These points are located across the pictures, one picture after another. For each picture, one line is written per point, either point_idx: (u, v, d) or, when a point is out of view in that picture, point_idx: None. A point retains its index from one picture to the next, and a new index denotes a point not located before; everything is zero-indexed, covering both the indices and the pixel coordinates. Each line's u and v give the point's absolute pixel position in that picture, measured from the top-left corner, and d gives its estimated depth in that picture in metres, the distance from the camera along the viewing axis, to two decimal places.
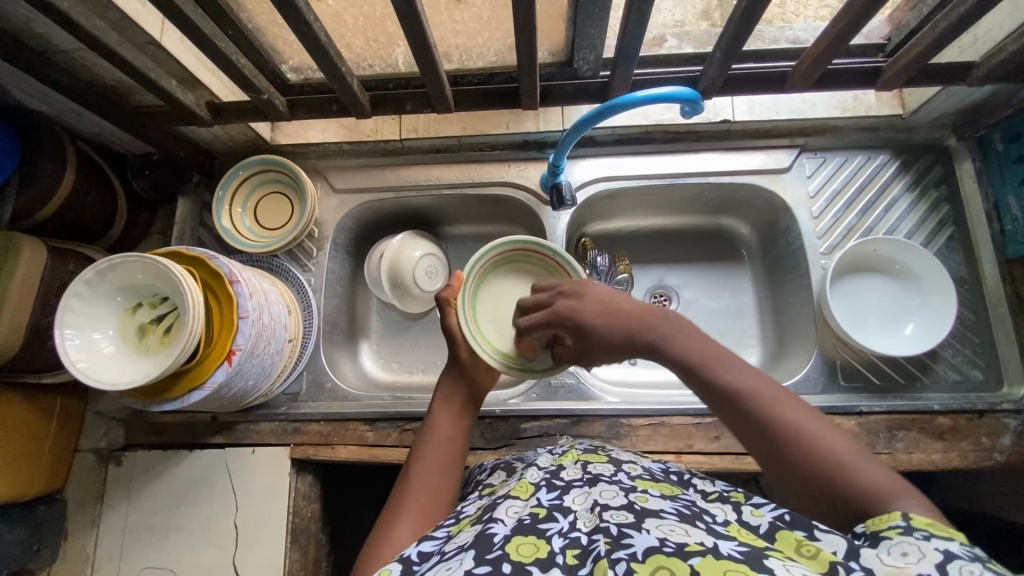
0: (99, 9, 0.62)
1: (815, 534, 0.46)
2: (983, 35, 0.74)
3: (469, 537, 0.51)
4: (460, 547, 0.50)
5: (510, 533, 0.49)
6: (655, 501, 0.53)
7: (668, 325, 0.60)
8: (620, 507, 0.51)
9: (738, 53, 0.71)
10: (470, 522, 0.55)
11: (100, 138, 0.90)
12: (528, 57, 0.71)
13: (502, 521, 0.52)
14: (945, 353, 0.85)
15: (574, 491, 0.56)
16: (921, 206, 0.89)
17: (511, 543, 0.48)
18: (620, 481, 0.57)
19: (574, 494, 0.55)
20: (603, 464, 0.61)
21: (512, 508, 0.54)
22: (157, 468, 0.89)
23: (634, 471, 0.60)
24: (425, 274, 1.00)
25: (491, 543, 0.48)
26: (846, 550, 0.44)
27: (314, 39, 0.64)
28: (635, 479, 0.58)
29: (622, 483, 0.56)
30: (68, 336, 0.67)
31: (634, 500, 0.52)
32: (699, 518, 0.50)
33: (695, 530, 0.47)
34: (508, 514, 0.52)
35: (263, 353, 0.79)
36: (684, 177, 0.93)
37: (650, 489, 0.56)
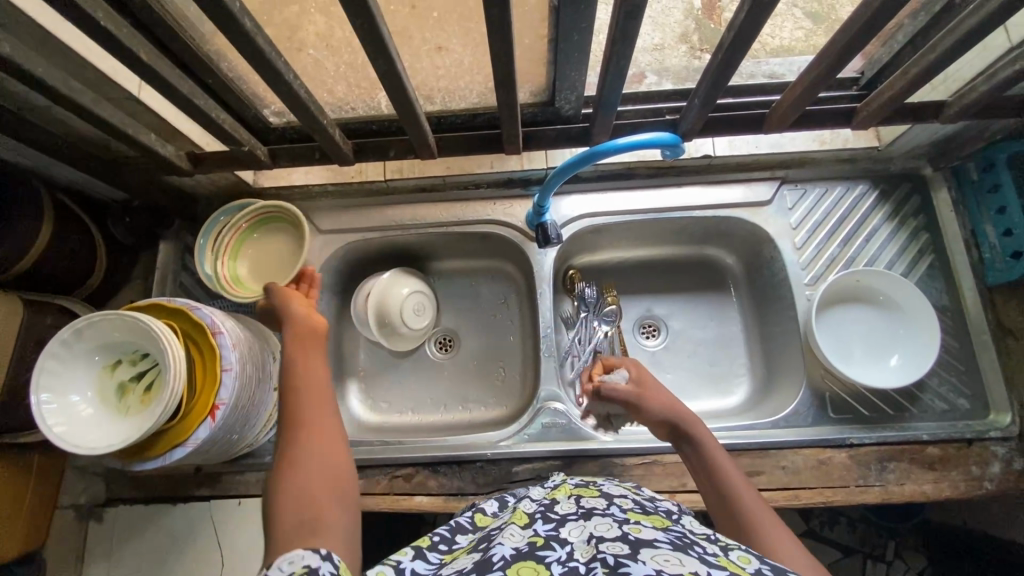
0: (77, 69, 0.61)
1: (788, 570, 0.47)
2: (953, 73, 0.75)
3: (467, 562, 0.52)
4: (458, 570, 0.51)
5: (510, 556, 0.50)
6: (648, 531, 0.52)
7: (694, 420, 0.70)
8: (616, 539, 0.50)
9: (716, 101, 0.72)
10: (465, 550, 0.56)
11: (78, 185, 0.89)
12: (510, 104, 0.72)
13: (503, 545, 0.53)
14: (931, 382, 0.85)
15: (569, 524, 0.55)
16: (902, 234, 0.91)
17: (511, 567, 0.49)
18: (613, 513, 0.56)
19: (570, 527, 0.55)
20: (595, 498, 0.60)
21: (509, 538, 0.54)
22: (140, 524, 0.87)
23: (626, 504, 0.59)
24: (412, 312, 0.99)
25: (491, 563, 0.50)
26: None
27: (294, 95, 0.64)
28: (627, 511, 0.57)
29: (616, 515, 0.55)
30: (45, 402, 0.65)
31: (628, 531, 0.52)
32: (691, 548, 0.49)
33: (687, 560, 0.46)
34: (508, 538, 0.54)
35: (248, 405, 0.78)
36: (668, 212, 0.94)
37: (642, 520, 0.55)
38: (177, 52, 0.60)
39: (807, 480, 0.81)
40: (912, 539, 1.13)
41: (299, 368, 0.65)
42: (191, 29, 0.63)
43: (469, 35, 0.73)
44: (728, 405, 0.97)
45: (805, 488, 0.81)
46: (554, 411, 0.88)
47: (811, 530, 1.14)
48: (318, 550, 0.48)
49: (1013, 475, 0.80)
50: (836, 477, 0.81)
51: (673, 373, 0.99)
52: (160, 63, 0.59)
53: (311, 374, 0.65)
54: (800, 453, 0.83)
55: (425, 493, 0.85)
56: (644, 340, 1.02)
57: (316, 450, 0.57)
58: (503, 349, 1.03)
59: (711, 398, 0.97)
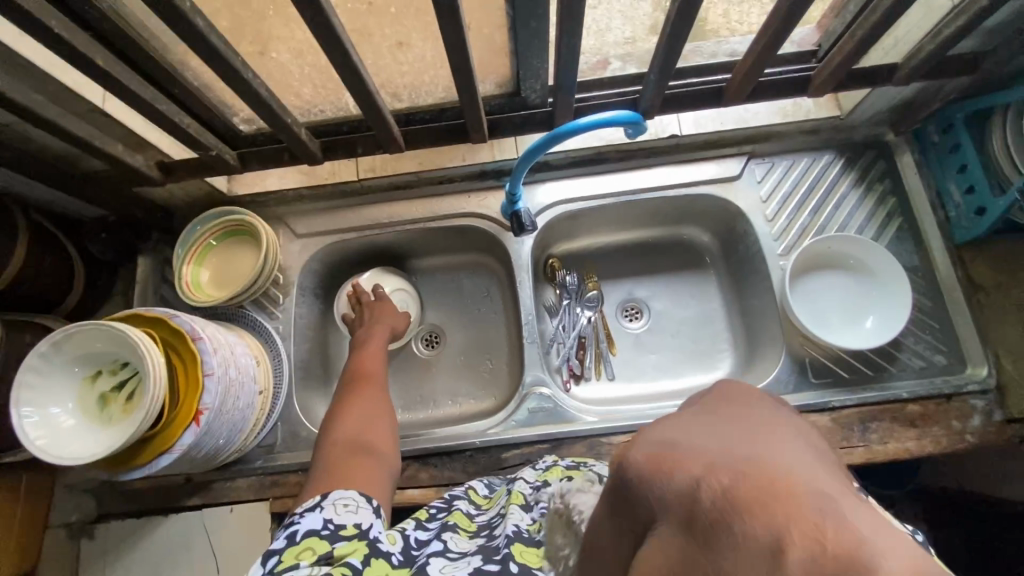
0: (38, 83, 0.62)
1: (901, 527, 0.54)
2: (902, 37, 0.77)
3: (471, 545, 0.57)
4: (464, 551, 0.56)
5: (511, 540, 0.55)
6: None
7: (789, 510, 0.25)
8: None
9: (672, 76, 0.74)
10: (469, 527, 0.61)
11: (52, 206, 0.89)
12: (471, 93, 0.73)
13: (504, 527, 0.58)
14: (908, 342, 0.86)
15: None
16: (869, 200, 0.92)
17: (514, 550, 0.54)
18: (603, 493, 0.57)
19: None
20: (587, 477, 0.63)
21: (510, 519, 0.58)
22: (134, 535, 0.86)
23: None
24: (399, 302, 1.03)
25: (495, 547, 0.55)
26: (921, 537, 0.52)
27: (256, 95, 0.64)
28: None
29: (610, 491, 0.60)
30: (26, 414, 0.65)
31: None
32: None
33: None
34: (512, 518, 0.58)
35: (233, 409, 0.78)
36: (640, 193, 0.96)
37: None
38: (136, 60, 0.61)
39: None
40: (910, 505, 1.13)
41: (360, 348, 0.89)
42: (152, 40, 0.64)
43: (428, 29, 0.74)
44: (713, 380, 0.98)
45: None
46: (540, 395, 0.89)
47: None
48: (370, 501, 0.61)
49: (994, 428, 0.81)
50: None
51: (657, 353, 1.00)
52: (120, 71, 0.60)
53: (370, 350, 0.89)
54: None
55: (417, 487, 0.85)
56: (628, 323, 1.03)
57: (368, 401, 0.79)
58: (488, 340, 1.03)
59: (695, 374, 0.98)
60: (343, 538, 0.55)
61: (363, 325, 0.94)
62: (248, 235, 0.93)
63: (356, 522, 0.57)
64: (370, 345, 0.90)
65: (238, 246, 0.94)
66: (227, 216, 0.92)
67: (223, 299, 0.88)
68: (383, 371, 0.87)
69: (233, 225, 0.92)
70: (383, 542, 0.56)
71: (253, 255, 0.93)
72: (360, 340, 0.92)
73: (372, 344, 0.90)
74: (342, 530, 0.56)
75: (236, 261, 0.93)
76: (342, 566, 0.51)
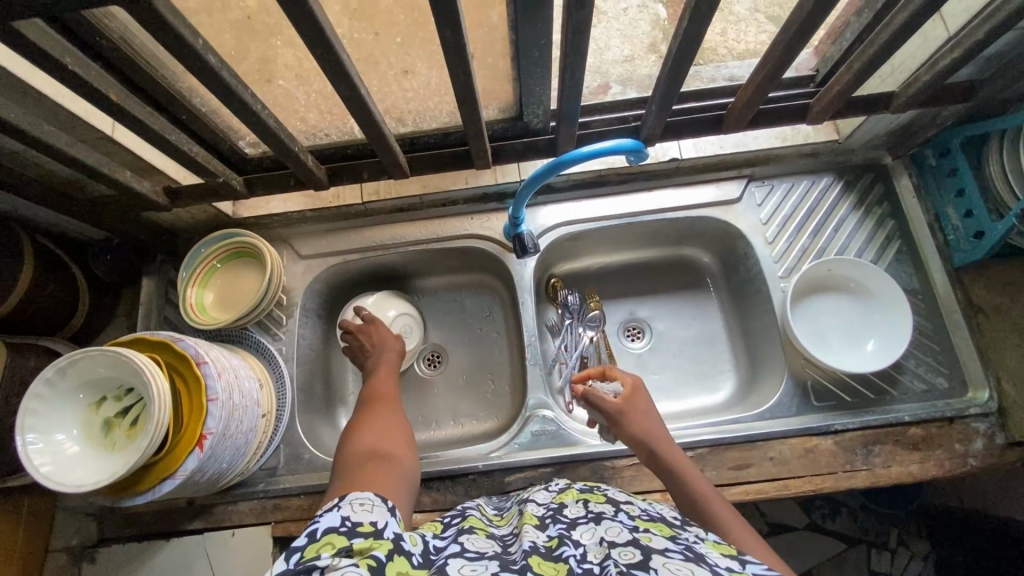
0: (49, 113, 0.63)
1: None
2: (899, 66, 0.79)
3: (488, 549, 0.52)
4: (480, 551, 0.52)
5: (528, 554, 0.50)
6: (658, 540, 0.51)
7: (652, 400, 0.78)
8: (626, 544, 0.50)
9: (673, 104, 0.75)
10: (483, 531, 0.58)
11: (59, 229, 0.90)
12: (476, 121, 0.74)
13: (520, 542, 0.53)
14: (908, 364, 0.87)
15: (580, 527, 0.56)
16: (868, 222, 0.93)
17: (531, 562, 0.48)
18: (623, 520, 0.56)
19: (582, 530, 0.55)
20: (602, 504, 0.61)
21: (525, 536, 0.54)
22: (134, 562, 0.86)
23: (635, 512, 0.59)
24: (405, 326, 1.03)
25: (512, 557, 0.50)
26: None
27: (264, 126, 0.65)
28: (637, 519, 0.57)
29: (626, 521, 0.55)
30: (30, 441, 0.65)
31: (639, 537, 0.52)
32: (704, 561, 0.48)
33: (700, 570, 0.45)
34: (527, 535, 0.54)
35: (236, 433, 0.78)
36: (641, 215, 0.96)
37: (653, 529, 0.54)
38: (147, 92, 0.62)
39: (795, 469, 0.82)
40: (913, 525, 1.14)
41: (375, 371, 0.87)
42: (162, 72, 0.65)
43: (433, 57, 0.75)
44: (715, 402, 0.98)
45: (794, 477, 0.82)
46: (543, 418, 0.89)
47: (813, 522, 1.15)
48: (385, 501, 0.57)
49: (996, 450, 0.82)
50: (824, 464, 0.82)
51: (659, 374, 1.00)
52: (131, 102, 0.61)
53: (382, 372, 0.87)
54: (786, 443, 0.84)
55: (419, 511, 0.84)
56: (629, 343, 1.03)
57: (383, 418, 0.76)
58: (491, 361, 1.03)
59: (698, 396, 0.98)
60: (361, 534, 0.50)
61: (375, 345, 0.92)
62: (252, 255, 0.94)
63: (372, 520, 0.52)
64: (382, 371, 0.87)
65: (241, 267, 0.94)
66: (229, 238, 0.92)
67: (229, 321, 0.88)
68: (397, 395, 0.83)
69: (235, 247, 0.93)
70: (404, 541, 0.51)
71: (257, 276, 0.93)
72: (374, 368, 0.88)
73: (384, 370, 0.88)
74: (360, 526, 0.51)
75: (240, 282, 0.93)
76: (366, 558, 0.46)
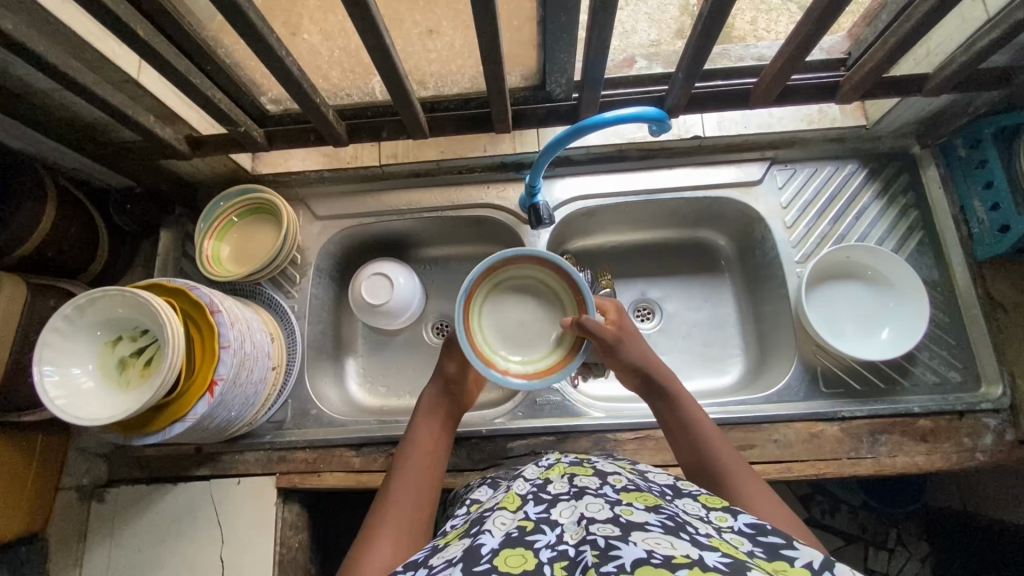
0: (77, 50, 0.63)
1: (794, 544, 0.46)
2: (935, 48, 0.77)
3: (456, 552, 0.50)
4: (447, 561, 0.49)
5: (497, 548, 0.48)
6: (640, 514, 0.50)
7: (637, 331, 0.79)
8: (606, 521, 0.48)
9: (700, 73, 0.74)
10: (457, 535, 0.55)
11: (82, 175, 0.92)
12: (498, 82, 0.73)
13: (490, 533, 0.51)
14: (922, 356, 0.86)
15: (560, 505, 0.53)
16: (891, 211, 0.92)
17: (499, 558, 0.46)
18: (605, 494, 0.54)
19: (561, 507, 0.53)
20: (588, 477, 0.59)
21: (497, 524, 0.52)
22: (141, 504, 0.87)
23: (620, 484, 0.58)
24: (512, 336, 0.80)
25: (479, 555, 0.47)
26: (821, 559, 0.43)
27: (287, 72, 0.65)
28: (620, 491, 0.55)
29: (608, 496, 0.53)
30: (48, 373, 0.67)
31: (620, 514, 0.50)
32: (683, 530, 0.47)
33: (679, 542, 0.45)
34: (497, 525, 0.51)
35: (246, 382, 0.79)
36: (659, 193, 0.95)
37: (636, 502, 0.53)
38: (173, 33, 0.62)
39: (798, 453, 0.82)
40: (914, 526, 1.13)
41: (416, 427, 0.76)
42: (189, 15, 0.65)
43: (459, 17, 0.75)
44: (723, 384, 0.97)
45: (797, 460, 0.81)
46: (548, 388, 0.89)
47: (812, 516, 1.14)
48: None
49: (1006, 447, 0.80)
50: (827, 450, 0.82)
51: (667, 354, 1.00)
52: (159, 42, 0.62)
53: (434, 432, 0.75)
54: (792, 427, 0.83)
55: None
56: (639, 323, 1.03)
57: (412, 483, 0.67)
58: None
59: (706, 377, 0.98)
60: None
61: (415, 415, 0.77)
62: (268, 212, 0.95)
63: None
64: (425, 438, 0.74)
65: (256, 224, 0.95)
66: (245, 193, 0.93)
67: (243, 275, 0.89)
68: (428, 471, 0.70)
69: (252, 203, 0.94)
70: None
71: (272, 233, 0.94)
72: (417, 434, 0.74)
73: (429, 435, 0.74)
74: None
75: (256, 238, 0.94)
76: None
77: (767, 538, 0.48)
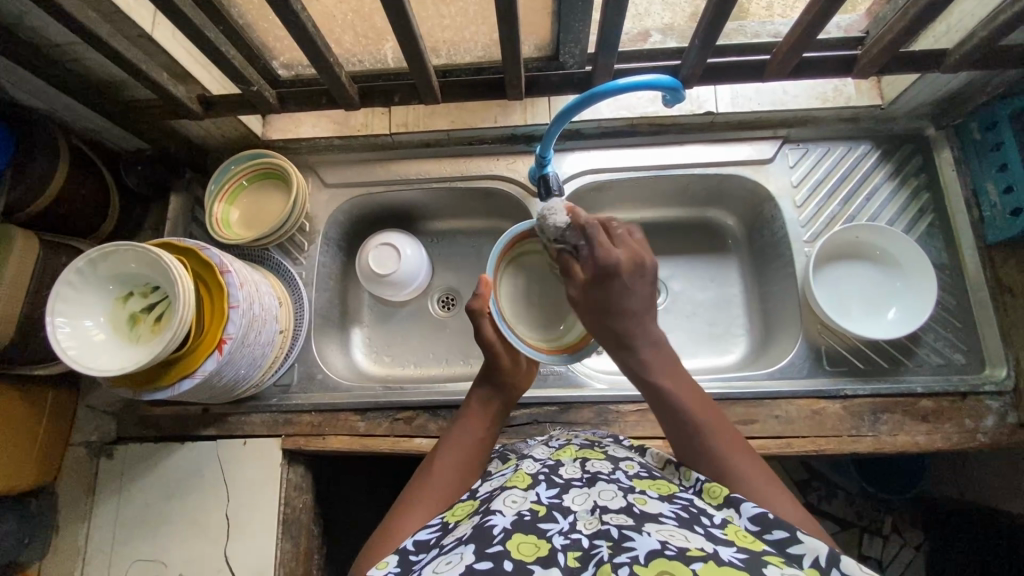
0: (92, 1, 0.63)
1: (798, 536, 0.48)
2: (955, 24, 0.76)
3: (467, 530, 0.52)
4: (458, 540, 0.51)
5: (509, 528, 0.49)
6: (653, 504, 0.52)
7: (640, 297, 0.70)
8: (620, 511, 0.51)
9: (716, 43, 0.73)
10: (467, 514, 0.57)
11: (95, 135, 0.92)
12: (513, 48, 0.73)
13: (501, 513, 0.52)
14: (927, 337, 0.86)
15: (573, 491, 0.55)
16: (903, 193, 0.91)
17: (511, 541, 0.48)
18: (618, 481, 0.56)
19: (574, 494, 0.55)
20: (601, 461, 0.61)
21: (509, 501, 0.53)
22: (147, 462, 0.89)
23: (632, 469, 0.60)
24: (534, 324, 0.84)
25: (491, 536, 0.49)
26: (828, 556, 0.46)
27: (301, 28, 0.65)
28: (634, 479, 0.58)
29: (621, 484, 0.55)
30: (59, 325, 0.67)
31: (634, 503, 0.52)
32: (697, 523, 0.50)
33: (694, 536, 0.47)
34: (508, 505, 0.53)
35: (255, 342, 0.80)
36: (670, 169, 0.95)
37: (648, 490, 0.55)
38: None
39: (799, 429, 0.82)
40: (910, 514, 1.14)
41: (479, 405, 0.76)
42: None
43: None
44: (725, 363, 0.98)
45: (798, 437, 0.82)
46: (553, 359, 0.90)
47: (810, 502, 1.15)
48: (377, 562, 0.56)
49: (1007, 429, 0.81)
50: (828, 427, 0.82)
51: (672, 332, 1.00)
52: None
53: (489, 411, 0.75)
54: (793, 403, 0.84)
55: (424, 436, 0.87)
56: None
57: (456, 455, 0.69)
58: None
59: (710, 356, 0.99)
60: None
61: (476, 389, 0.77)
62: (278, 177, 0.95)
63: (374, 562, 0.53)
64: (478, 416, 0.74)
65: (265, 190, 0.95)
66: (256, 156, 0.92)
67: (250, 241, 0.90)
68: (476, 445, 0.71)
69: (261, 167, 0.94)
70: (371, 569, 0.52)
71: (280, 199, 0.94)
72: (466, 414, 0.75)
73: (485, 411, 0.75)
74: None
75: (265, 204, 0.95)
76: None
77: (772, 533, 0.50)
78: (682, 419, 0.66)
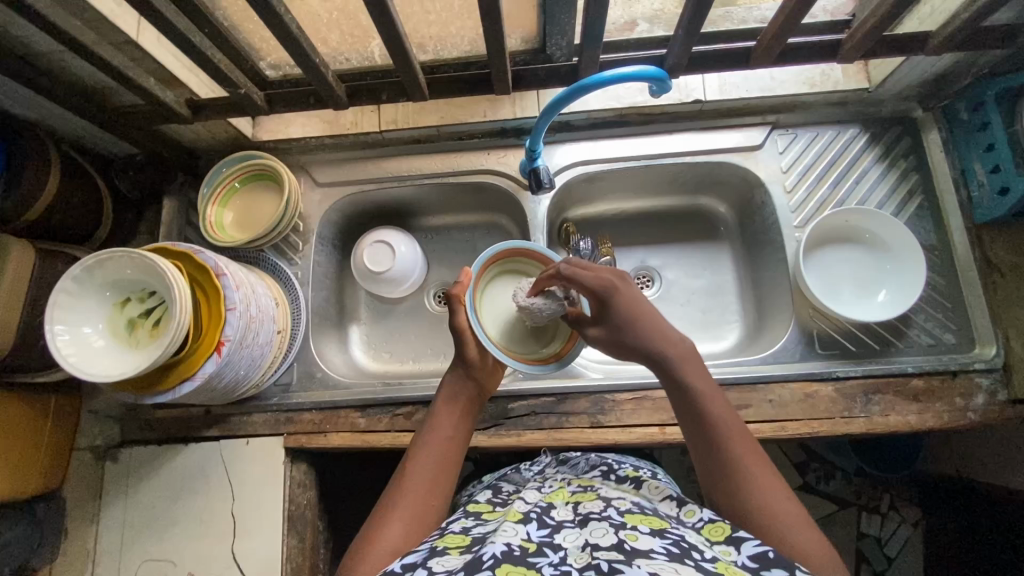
0: (75, 9, 0.63)
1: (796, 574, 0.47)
2: (938, 6, 0.76)
3: (456, 562, 0.51)
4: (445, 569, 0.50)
5: (499, 556, 0.50)
6: (645, 540, 0.52)
7: (641, 315, 0.68)
8: (610, 548, 0.51)
9: (700, 32, 0.74)
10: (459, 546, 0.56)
11: (85, 141, 0.92)
12: (498, 43, 0.73)
13: (493, 543, 0.52)
14: (917, 318, 0.87)
15: (565, 530, 0.56)
16: (892, 175, 0.92)
17: (500, 567, 0.48)
18: (610, 518, 0.57)
19: (566, 532, 0.56)
20: (592, 502, 0.61)
21: (500, 534, 0.54)
22: (152, 464, 0.90)
23: (624, 506, 0.60)
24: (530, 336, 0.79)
25: (480, 561, 0.49)
26: None
27: (286, 29, 0.66)
28: (625, 514, 0.58)
29: (612, 520, 0.56)
30: (58, 332, 0.68)
31: (624, 539, 0.52)
32: (688, 557, 0.49)
33: (683, 568, 0.47)
34: (500, 535, 0.54)
35: (253, 343, 0.81)
36: (659, 159, 0.95)
37: (640, 525, 0.55)
38: None
39: (793, 412, 0.84)
40: (906, 491, 1.16)
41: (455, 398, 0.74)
42: None
43: None
44: (720, 349, 0.99)
45: (792, 420, 0.83)
46: None
47: (807, 482, 1.17)
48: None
49: (997, 406, 0.82)
50: (821, 409, 0.83)
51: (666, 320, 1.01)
52: None
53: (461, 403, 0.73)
54: (786, 387, 0.85)
55: None
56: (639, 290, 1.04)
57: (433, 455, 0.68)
58: None
59: (705, 343, 1.00)
60: None
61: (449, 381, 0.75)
62: (266, 178, 0.95)
63: None
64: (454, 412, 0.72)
65: (255, 191, 0.96)
66: (243, 158, 0.93)
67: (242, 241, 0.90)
68: (452, 443, 0.70)
69: (248, 168, 0.94)
70: None
71: (271, 200, 0.95)
72: (441, 408, 0.73)
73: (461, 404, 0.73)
74: None
75: (256, 206, 0.95)
76: None
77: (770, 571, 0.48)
78: (713, 444, 0.61)
